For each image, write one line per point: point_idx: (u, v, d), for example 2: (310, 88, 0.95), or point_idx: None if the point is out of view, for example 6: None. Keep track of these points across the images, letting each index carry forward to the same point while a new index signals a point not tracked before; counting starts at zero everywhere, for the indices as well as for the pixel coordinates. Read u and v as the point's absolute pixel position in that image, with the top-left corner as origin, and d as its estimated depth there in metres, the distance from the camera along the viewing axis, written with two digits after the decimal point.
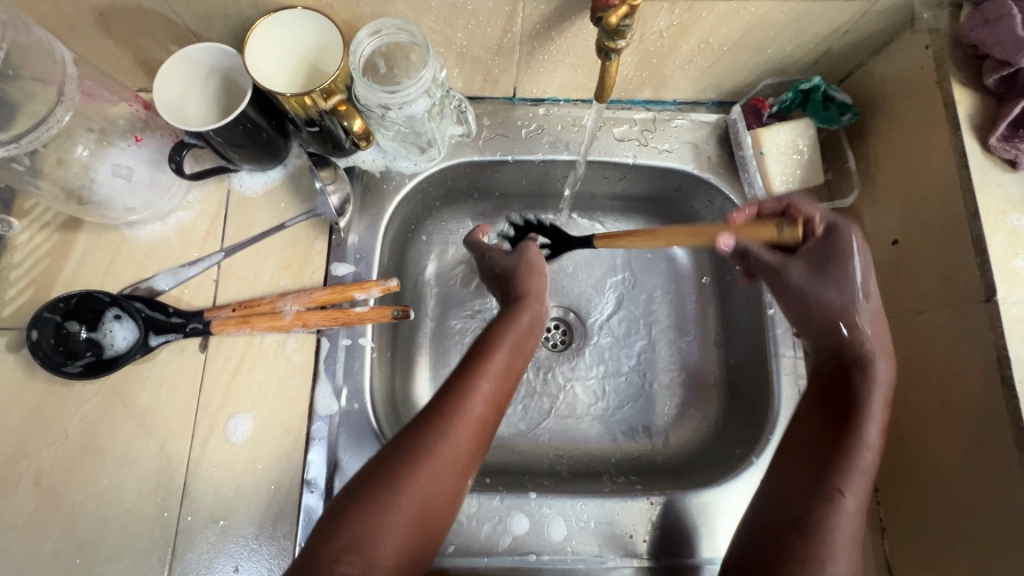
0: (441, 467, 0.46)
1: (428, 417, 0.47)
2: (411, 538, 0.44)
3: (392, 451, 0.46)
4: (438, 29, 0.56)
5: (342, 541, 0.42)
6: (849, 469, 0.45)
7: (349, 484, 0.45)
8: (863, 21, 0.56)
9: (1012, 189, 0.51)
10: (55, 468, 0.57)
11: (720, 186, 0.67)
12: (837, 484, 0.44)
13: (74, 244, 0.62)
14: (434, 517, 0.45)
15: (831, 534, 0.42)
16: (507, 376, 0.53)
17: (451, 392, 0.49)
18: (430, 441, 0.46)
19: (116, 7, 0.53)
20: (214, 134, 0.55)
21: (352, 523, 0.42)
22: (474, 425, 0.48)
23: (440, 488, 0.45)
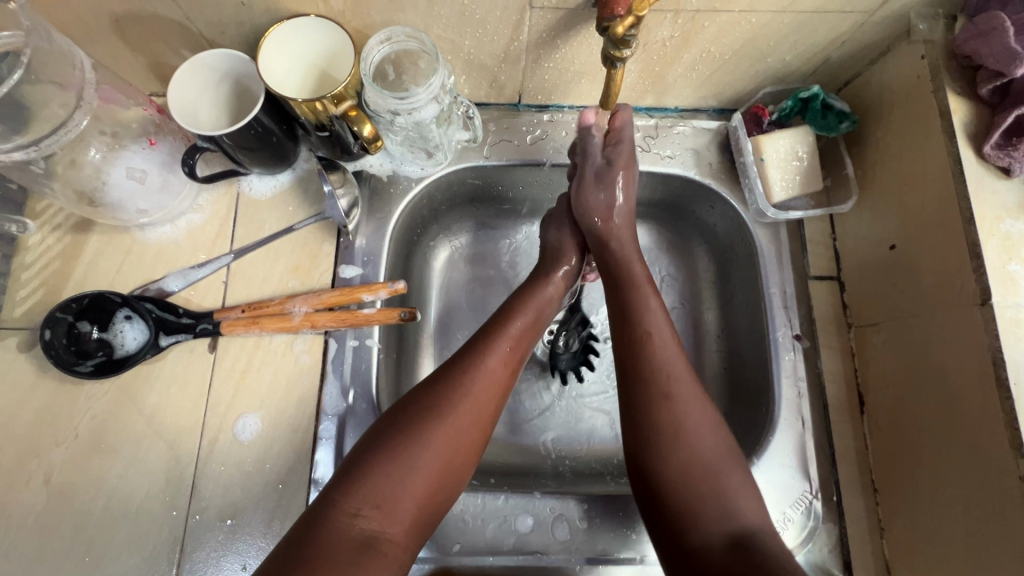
0: (457, 427, 0.49)
1: (444, 385, 0.51)
2: (427, 496, 0.47)
3: (409, 416, 0.49)
4: (446, 37, 0.57)
5: (362, 497, 0.44)
6: (646, 317, 0.56)
7: (364, 445, 0.48)
8: (861, 31, 0.57)
9: (1006, 196, 0.52)
10: (65, 467, 0.57)
11: (721, 192, 0.68)
12: (643, 329, 0.55)
13: (85, 246, 0.63)
14: (448, 481, 0.48)
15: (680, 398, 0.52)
16: (520, 344, 0.58)
17: (459, 364, 0.53)
18: (447, 404, 0.50)
19: (132, 14, 0.54)
20: (226, 138, 0.56)
21: (372, 481, 0.45)
22: (487, 390, 0.52)
23: (455, 451, 0.49)
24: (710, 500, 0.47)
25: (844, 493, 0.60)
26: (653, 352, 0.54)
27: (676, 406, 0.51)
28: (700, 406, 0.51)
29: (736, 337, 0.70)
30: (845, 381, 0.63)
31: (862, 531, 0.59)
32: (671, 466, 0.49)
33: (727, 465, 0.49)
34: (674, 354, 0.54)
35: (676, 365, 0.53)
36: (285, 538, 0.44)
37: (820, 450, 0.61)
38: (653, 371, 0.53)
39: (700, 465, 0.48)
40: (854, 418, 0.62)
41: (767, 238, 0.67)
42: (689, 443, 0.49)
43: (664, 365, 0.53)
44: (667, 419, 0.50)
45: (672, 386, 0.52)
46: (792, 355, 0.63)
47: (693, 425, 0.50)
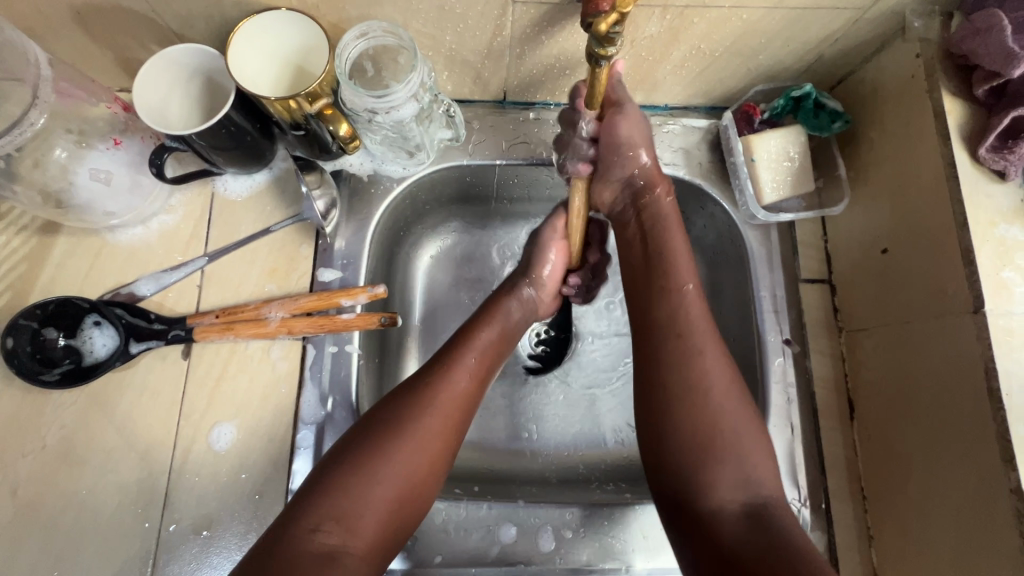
0: (421, 442, 0.48)
1: (408, 397, 0.50)
2: (390, 509, 0.45)
3: (373, 430, 0.48)
4: (426, 32, 0.55)
5: (324, 511, 0.43)
6: (675, 270, 0.55)
7: (326, 460, 0.47)
8: (855, 28, 0.55)
9: (1002, 200, 0.51)
10: (31, 479, 0.55)
11: (711, 192, 0.67)
12: (676, 282, 0.54)
13: (52, 248, 0.61)
14: (416, 493, 0.47)
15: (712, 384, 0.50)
16: (488, 356, 0.56)
17: (424, 378, 0.52)
18: (410, 415, 0.48)
19: (94, 7, 0.52)
20: (196, 137, 0.53)
21: (334, 495, 0.44)
22: (452, 403, 0.51)
23: (419, 465, 0.47)
24: (728, 469, 0.47)
25: (833, 500, 0.59)
26: (681, 305, 0.53)
27: (706, 359, 0.50)
28: (721, 370, 0.50)
29: (725, 341, 0.69)
30: (835, 386, 0.62)
31: (850, 539, 0.58)
32: (689, 426, 0.48)
33: (744, 432, 0.48)
34: (702, 315, 0.53)
35: (699, 319, 0.52)
36: (248, 553, 0.42)
37: (809, 456, 0.60)
38: (684, 326, 0.52)
39: (722, 428, 0.48)
40: (844, 424, 0.61)
41: (757, 240, 0.65)
42: (715, 404, 0.49)
43: (686, 321, 0.52)
44: (693, 376, 0.50)
45: (701, 342, 0.51)
46: (782, 359, 0.62)
47: (721, 386, 0.50)
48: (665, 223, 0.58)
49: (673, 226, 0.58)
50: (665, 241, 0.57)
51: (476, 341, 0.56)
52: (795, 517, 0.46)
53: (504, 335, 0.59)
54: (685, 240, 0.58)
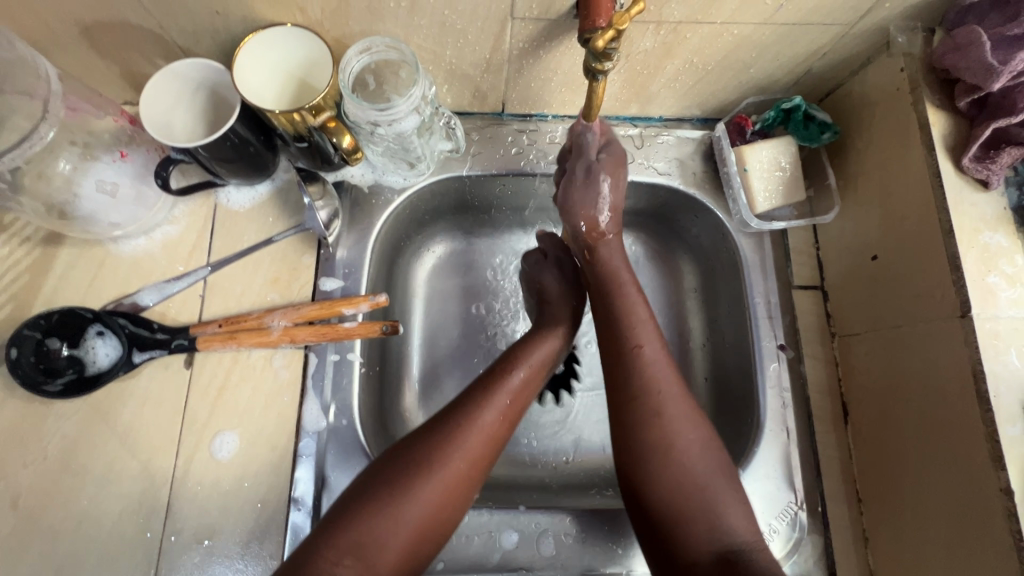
0: (447, 479, 0.48)
1: (440, 432, 0.50)
2: (410, 545, 0.46)
3: (403, 463, 0.48)
4: (427, 47, 0.57)
5: (344, 544, 0.44)
6: (633, 327, 0.56)
7: (352, 490, 0.48)
8: (842, 43, 0.57)
9: (985, 208, 0.53)
10: (33, 490, 0.55)
11: (706, 202, 0.68)
12: (633, 341, 0.55)
13: (56, 259, 0.61)
14: (436, 530, 0.47)
15: (674, 439, 0.50)
16: (521, 393, 0.56)
17: (457, 415, 0.52)
18: (439, 453, 0.49)
19: (102, 23, 0.53)
20: (201, 149, 0.54)
21: (356, 528, 0.45)
22: (483, 443, 0.51)
23: (443, 503, 0.48)
24: (702, 522, 0.47)
25: (829, 502, 0.60)
26: (640, 364, 0.54)
27: (666, 424, 0.50)
28: (688, 425, 0.51)
29: (721, 346, 0.70)
30: (829, 390, 0.63)
31: (847, 540, 0.59)
32: (660, 483, 0.49)
33: (713, 482, 0.49)
34: (664, 368, 0.54)
35: (664, 379, 0.53)
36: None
37: (805, 459, 0.61)
38: (643, 385, 0.52)
39: (692, 483, 0.48)
40: (838, 428, 0.62)
41: (751, 248, 0.67)
42: (679, 460, 0.49)
43: (651, 379, 0.53)
44: (657, 436, 0.50)
45: (662, 401, 0.51)
46: (776, 364, 0.63)
47: (683, 444, 0.50)
48: (624, 286, 0.59)
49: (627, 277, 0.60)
50: (619, 294, 0.58)
51: (514, 377, 0.56)
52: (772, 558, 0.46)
53: (540, 369, 0.59)
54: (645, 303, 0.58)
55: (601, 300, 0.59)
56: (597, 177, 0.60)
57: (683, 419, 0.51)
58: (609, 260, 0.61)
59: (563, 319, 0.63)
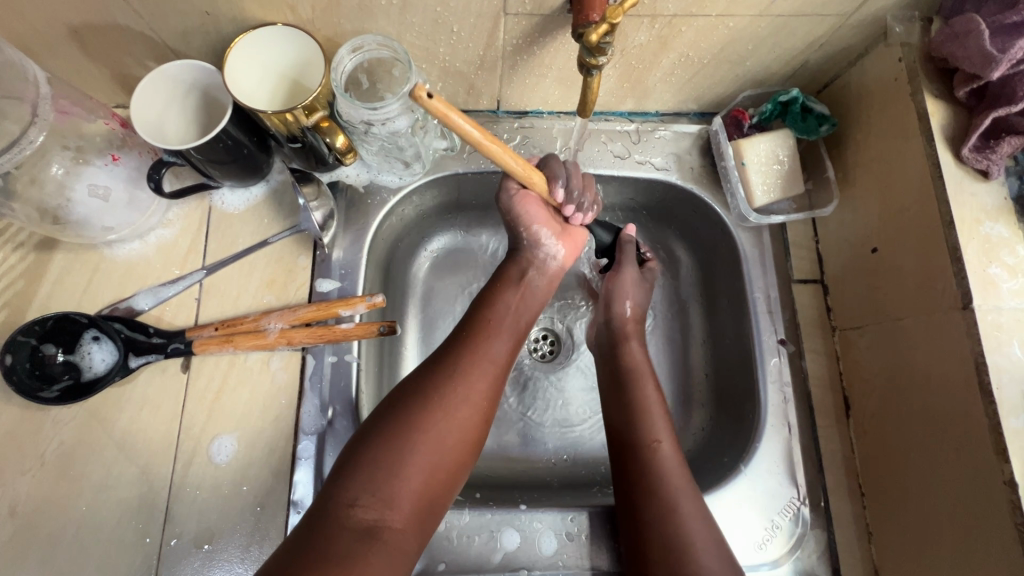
0: (451, 414, 0.50)
1: (441, 371, 0.52)
2: (427, 481, 0.48)
3: (407, 405, 0.50)
4: (420, 45, 0.56)
5: (363, 484, 0.45)
6: (649, 420, 0.57)
7: (361, 435, 0.49)
8: (838, 34, 0.57)
9: (985, 198, 0.52)
10: (31, 496, 0.55)
11: (704, 197, 0.68)
12: (649, 435, 0.56)
13: (51, 264, 0.61)
14: (450, 466, 0.49)
15: (682, 524, 0.50)
16: (513, 332, 0.58)
17: (455, 358, 0.53)
18: (440, 391, 0.51)
19: (90, 25, 0.52)
20: (194, 152, 0.54)
21: (372, 467, 0.46)
22: (482, 381, 0.53)
23: (452, 437, 0.50)
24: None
25: (832, 497, 0.59)
26: (655, 461, 0.54)
27: (682, 510, 0.51)
28: (703, 518, 0.51)
29: (721, 341, 0.69)
30: (830, 385, 0.63)
31: (851, 535, 0.58)
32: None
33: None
34: (668, 428, 0.57)
35: (676, 474, 0.53)
36: (292, 531, 0.44)
37: (807, 454, 0.60)
38: (653, 466, 0.54)
39: None
40: (840, 422, 0.62)
41: (750, 242, 0.66)
42: (688, 552, 0.49)
43: (664, 475, 0.53)
44: (661, 522, 0.50)
45: (677, 502, 0.51)
46: (777, 359, 0.63)
47: (689, 523, 0.50)
48: (643, 388, 0.59)
49: (645, 379, 0.60)
50: (648, 420, 0.57)
51: (505, 302, 0.59)
52: None
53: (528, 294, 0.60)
54: (657, 388, 0.60)
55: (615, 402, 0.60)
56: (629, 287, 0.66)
57: (700, 518, 0.51)
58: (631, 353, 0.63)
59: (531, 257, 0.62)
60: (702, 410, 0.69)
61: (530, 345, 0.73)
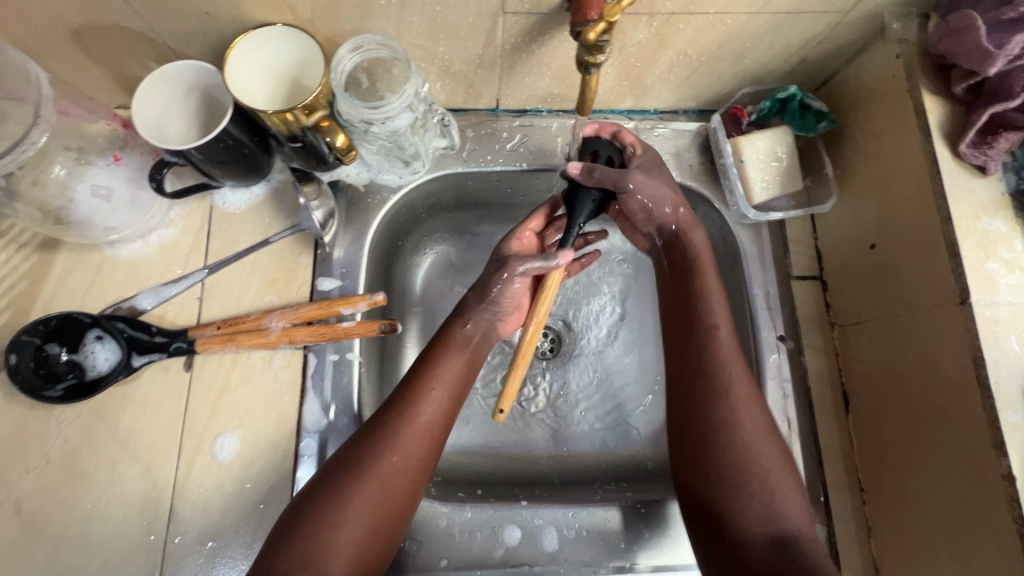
0: (385, 480, 0.48)
1: (375, 432, 0.50)
2: (360, 550, 0.46)
3: (342, 469, 0.48)
4: (419, 44, 0.56)
5: (292, 558, 0.44)
6: (709, 310, 0.55)
7: (295, 502, 0.47)
8: (836, 31, 0.57)
9: (983, 194, 0.52)
10: (36, 495, 0.55)
11: (703, 194, 0.68)
12: (708, 322, 0.54)
13: (54, 265, 0.61)
14: (387, 530, 0.48)
15: (735, 420, 0.50)
16: (460, 385, 0.56)
17: (392, 416, 0.51)
18: (375, 453, 0.49)
19: (91, 26, 0.53)
20: (195, 152, 0.54)
21: (302, 541, 0.45)
22: (421, 439, 0.51)
23: (386, 502, 0.48)
24: (755, 499, 0.47)
25: (831, 493, 0.60)
26: (716, 346, 0.53)
27: (735, 403, 0.51)
28: (755, 410, 0.51)
29: None
30: (829, 380, 0.63)
31: (850, 529, 0.59)
32: (722, 460, 0.49)
33: (770, 464, 0.49)
34: (724, 311, 0.55)
35: (734, 363, 0.52)
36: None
37: (806, 450, 0.60)
38: (713, 363, 0.53)
39: (746, 464, 0.49)
40: (839, 418, 0.62)
41: (749, 239, 0.66)
42: (746, 437, 0.50)
43: (725, 361, 0.52)
44: (718, 416, 0.50)
45: (731, 383, 0.51)
46: (777, 355, 0.63)
47: (748, 418, 0.50)
48: (699, 266, 0.57)
49: (707, 266, 0.57)
50: (700, 290, 0.56)
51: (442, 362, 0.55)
52: (823, 549, 0.46)
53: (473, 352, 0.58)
54: (718, 275, 0.57)
55: (678, 282, 0.58)
56: (638, 191, 0.58)
57: (753, 416, 0.51)
58: (688, 243, 0.59)
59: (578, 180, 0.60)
60: None
61: None
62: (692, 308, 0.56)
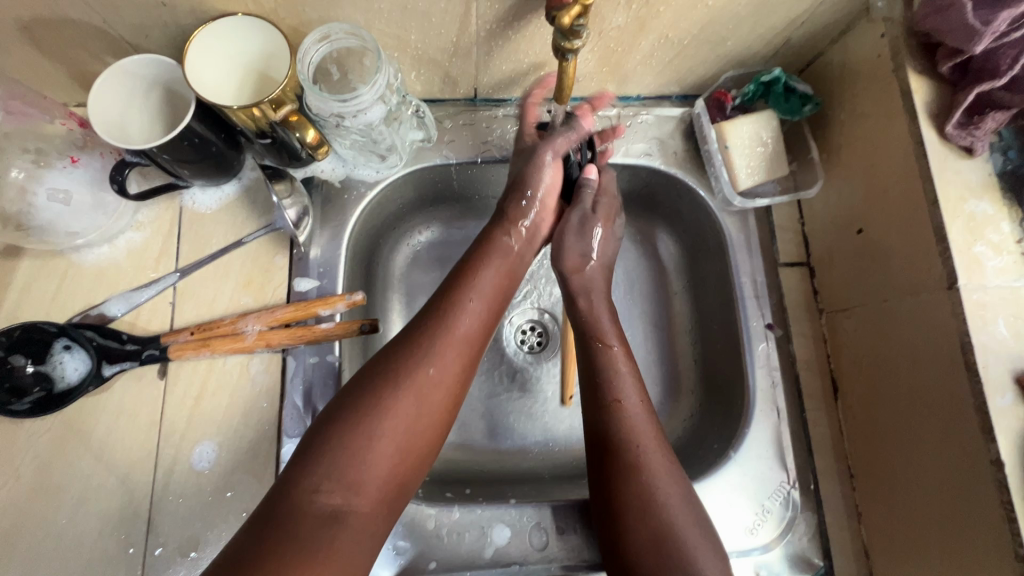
0: (420, 391, 0.46)
1: (406, 347, 0.48)
2: (393, 469, 0.44)
3: (373, 383, 0.46)
4: (390, 32, 0.54)
5: (323, 470, 0.41)
6: (616, 381, 0.53)
7: (325, 413, 0.45)
8: (820, 11, 0.55)
9: (970, 175, 0.51)
10: (8, 512, 0.54)
11: (688, 181, 0.66)
12: (614, 396, 0.52)
13: (16, 272, 0.59)
14: (419, 446, 0.45)
15: (653, 482, 0.47)
16: (489, 301, 0.54)
17: (423, 332, 0.49)
18: (409, 366, 0.47)
19: (41, 19, 0.50)
20: (158, 151, 0.52)
21: (333, 453, 0.42)
22: (455, 354, 0.49)
23: (421, 421, 0.46)
24: (681, 573, 0.44)
25: (822, 480, 0.59)
26: (625, 417, 0.51)
27: (650, 469, 0.48)
28: (668, 465, 0.49)
29: (708, 327, 0.69)
30: (818, 368, 0.63)
31: (840, 516, 0.59)
32: (644, 532, 0.46)
33: (690, 528, 0.46)
34: (647, 420, 0.51)
35: (645, 428, 0.50)
36: (242, 527, 0.40)
37: (796, 439, 0.60)
38: (624, 427, 0.50)
39: (669, 531, 0.45)
40: (829, 405, 0.62)
41: (735, 227, 0.65)
42: (662, 503, 0.46)
43: (632, 431, 0.50)
44: (637, 488, 0.47)
45: (647, 453, 0.49)
46: (765, 344, 0.62)
47: (668, 485, 0.48)
48: (618, 386, 0.53)
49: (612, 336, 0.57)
50: (603, 350, 0.55)
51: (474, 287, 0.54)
52: None
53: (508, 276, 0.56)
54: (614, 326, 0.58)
55: (582, 357, 0.56)
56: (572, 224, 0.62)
57: (676, 485, 0.48)
58: (592, 306, 0.59)
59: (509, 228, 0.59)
60: (692, 397, 0.68)
61: (518, 337, 0.72)
62: (590, 351, 0.56)
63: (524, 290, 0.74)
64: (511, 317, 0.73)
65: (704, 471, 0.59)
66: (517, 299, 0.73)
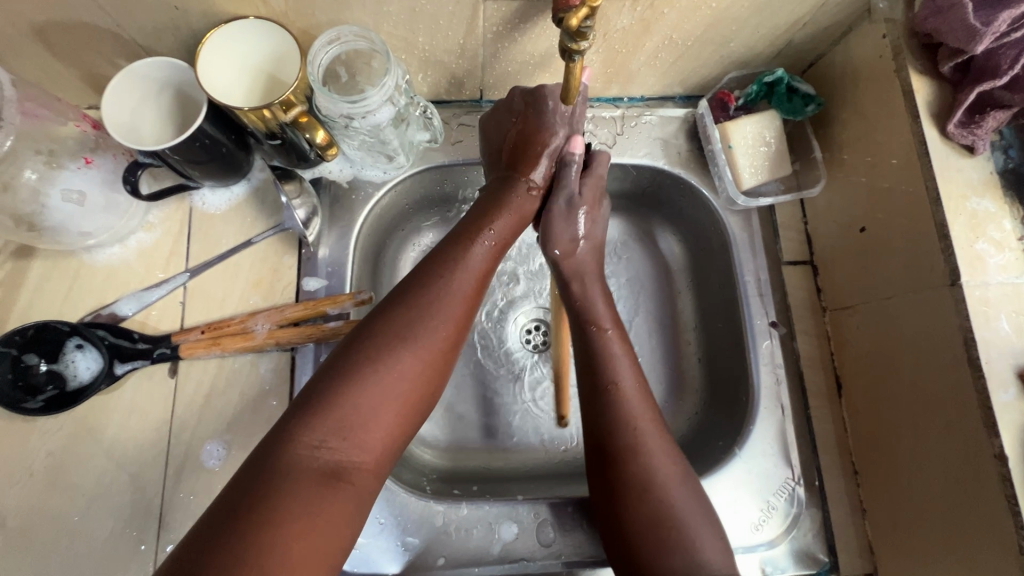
0: (419, 351, 0.46)
1: (405, 308, 0.48)
2: (391, 431, 0.44)
3: (371, 343, 0.46)
4: (399, 35, 0.55)
5: (324, 426, 0.41)
6: (613, 364, 0.52)
7: (324, 371, 0.45)
8: (823, 12, 0.56)
9: (971, 174, 0.52)
10: (21, 509, 0.54)
11: (691, 180, 0.67)
12: (610, 378, 0.51)
13: (28, 273, 0.60)
14: (416, 406, 0.45)
15: (652, 469, 0.46)
16: (489, 263, 0.54)
17: (423, 292, 0.49)
18: (411, 324, 0.47)
19: (56, 23, 0.51)
20: (170, 153, 0.53)
21: (331, 410, 0.42)
22: (456, 313, 0.49)
23: (420, 381, 0.46)
24: (677, 553, 0.43)
25: (826, 477, 0.60)
26: (620, 402, 0.49)
27: (651, 455, 0.47)
28: (669, 448, 0.48)
29: (712, 325, 0.69)
30: (822, 365, 0.63)
31: (844, 512, 0.59)
32: (647, 512, 0.45)
33: (693, 517, 0.45)
34: (645, 400, 0.50)
35: (644, 413, 0.49)
36: (229, 486, 0.39)
37: (801, 436, 0.61)
38: (625, 411, 0.49)
39: (670, 516, 0.44)
40: (833, 402, 0.62)
41: (739, 226, 0.66)
42: (661, 491, 0.45)
43: (634, 412, 0.49)
44: (637, 471, 0.46)
45: (645, 434, 0.48)
46: (769, 342, 0.62)
47: (668, 471, 0.47)
48: (614, 370, 0.51)
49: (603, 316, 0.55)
50: (600, 331, 0.54)
51: (477, 248, 0.54)
52: None
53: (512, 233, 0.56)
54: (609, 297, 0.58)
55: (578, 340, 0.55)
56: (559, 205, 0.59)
57: (676, 467, 0.47)
58: (585, 289, 0.58)
59: (506, 204, 0.57)
60: (697, 395, 0.69)
61: (523, 337, 0.73)
62: (585, 333, 0.54)
63: (529, 291, 0.74)
64: (516, 317, 0.73)
65: (709, 468, 0.60)
66: (522, 300, 0.74)
